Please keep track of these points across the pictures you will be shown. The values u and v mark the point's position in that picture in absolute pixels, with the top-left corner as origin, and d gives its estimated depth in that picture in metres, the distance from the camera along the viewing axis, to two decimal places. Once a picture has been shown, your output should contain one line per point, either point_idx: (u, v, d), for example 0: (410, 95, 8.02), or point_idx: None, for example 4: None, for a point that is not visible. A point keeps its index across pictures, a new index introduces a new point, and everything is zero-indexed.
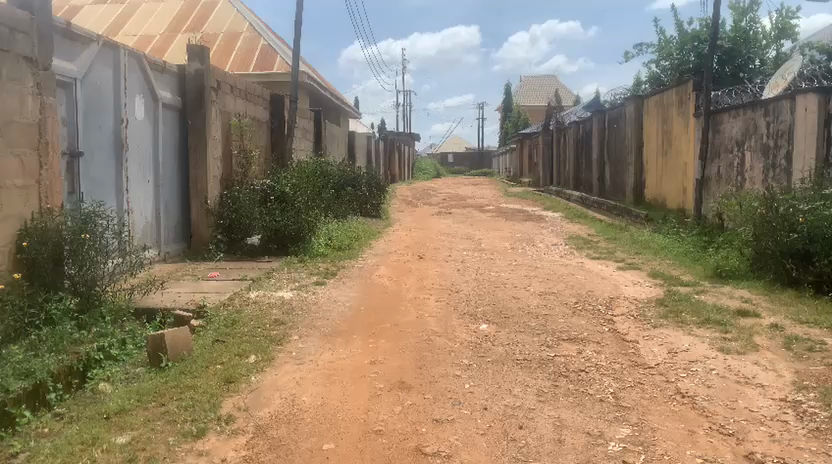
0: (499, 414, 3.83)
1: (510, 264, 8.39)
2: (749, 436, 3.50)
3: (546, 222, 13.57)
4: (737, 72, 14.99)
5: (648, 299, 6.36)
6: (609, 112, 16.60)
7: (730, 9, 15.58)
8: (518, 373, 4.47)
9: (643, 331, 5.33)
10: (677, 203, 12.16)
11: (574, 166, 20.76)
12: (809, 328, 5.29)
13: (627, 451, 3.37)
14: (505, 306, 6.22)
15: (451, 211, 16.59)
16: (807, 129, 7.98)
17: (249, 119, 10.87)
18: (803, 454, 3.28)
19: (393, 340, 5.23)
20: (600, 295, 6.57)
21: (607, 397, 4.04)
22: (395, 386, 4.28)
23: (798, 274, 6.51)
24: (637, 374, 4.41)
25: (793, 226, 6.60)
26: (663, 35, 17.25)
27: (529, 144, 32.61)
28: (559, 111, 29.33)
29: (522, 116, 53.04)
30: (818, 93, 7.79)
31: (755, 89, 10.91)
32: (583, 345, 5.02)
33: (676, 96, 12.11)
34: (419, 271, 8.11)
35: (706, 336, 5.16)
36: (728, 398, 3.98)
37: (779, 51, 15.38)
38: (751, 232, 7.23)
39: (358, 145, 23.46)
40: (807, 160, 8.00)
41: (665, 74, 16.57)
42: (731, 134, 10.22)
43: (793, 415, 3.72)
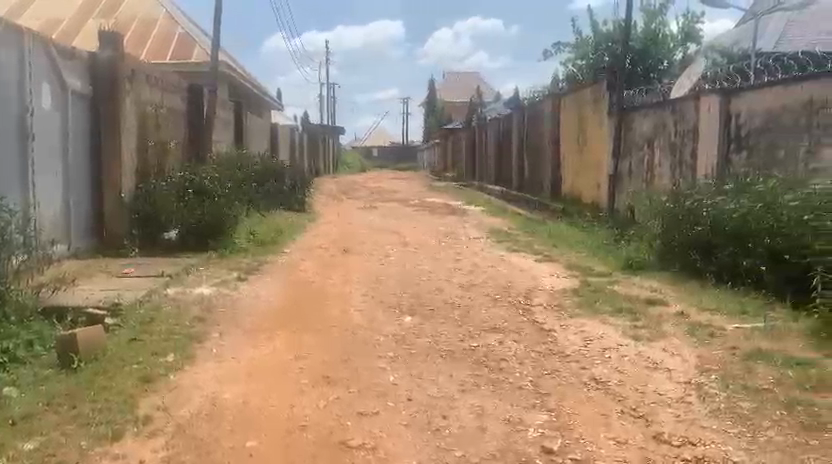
0: (423, 405, 3.90)
1: (434, 258, 8.50)
2: (658, 418, 3.71)
3: (468, 216, 13.81)
4: (648, 73, 15.71)
5: (564, 290, 6.61)
6: (528, 109, 17.06)
7: (642, 12, 16.27)
8: (441, 364, 4.57)
9: (560, 321, 5.54)
10: (591, 198, 12.67)
11: (495, 161, 21.21)
12: (711, 315, 5.65)
13: (545, 436, 3.50)
14: (429, 298, 6.31)
15: (376, 205, 16.61)
16: (710, 128, 8.50)
17: (166, 109, 10.47)
18: (705, 433, 3.51)
19: (316, 334, 5.23)
20: (520, 286, 6.77)
21: (526, 385, 4.19)
22: (320, 381, 4.27)
23: (701, 265, 6.92)
24: (554, 362, 4.59)
25: (697, 219, 7.00)
26: (579, 35, 17.83)
27: (452, 140, 33.03)
28: (481, 106, 29.84)
29: (445, 113, 53.72)
30: (718, 94, 8.32)
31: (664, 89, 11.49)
32: (503, 335, 5.17)
33: (591, 95, 12.58)
34: (344, 265, 8.10)
35: (618, 324, 5.43)
36: (638, 382, 4.21)
37: (686, 53, 16.25)
38: (660, 225, 7.63)
39: (281, 138, 23.08)
40: (710, 158, 8.53)
41: (582, 72, 17.14)
42: (641, 131, 10.73)
43: (697, 397, 3.97)
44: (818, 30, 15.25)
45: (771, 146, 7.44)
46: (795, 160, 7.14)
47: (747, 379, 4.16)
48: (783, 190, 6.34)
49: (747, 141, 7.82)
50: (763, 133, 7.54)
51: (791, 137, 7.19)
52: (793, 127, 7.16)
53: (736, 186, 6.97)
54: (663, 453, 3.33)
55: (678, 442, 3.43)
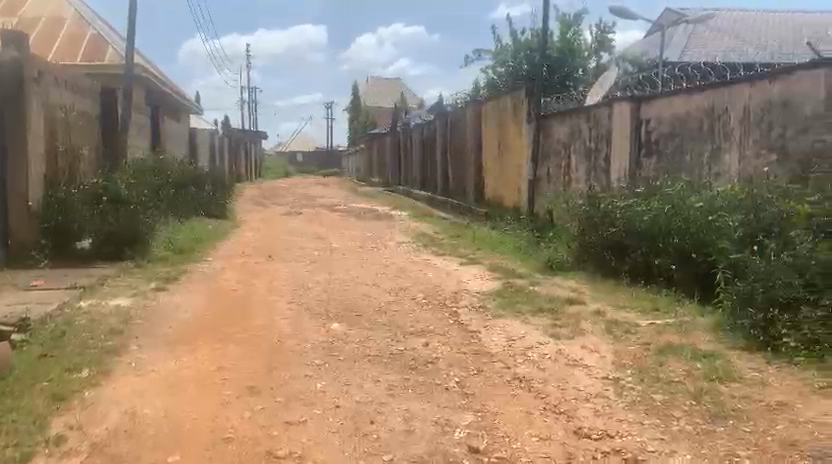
0: (351, 410, 3.91)
1: (360, 263, 8.49)
2: (578, 413, 3.86)
3: (394, 221, 13.87)
4: (564, 80, 16.26)
5: (488, 291, 6.77)
6: (451, 115, 17.32)
7: (558, 21, 16.83)
8: (369, 369, 4.58)
9: (484, 322, 5.66)
10: (512, 201, 12.99)
11: (420, 166, 21.39)
12: (626, 312, 5.93)
13: (472, 436, 3.57)
14: (356, 304, 6.30)
15: (301, 211, 16.40)
16: (623, 134, 8.92)
17: (76, 113, 9.99)
18: (623, 425, 3.67)
19: (241, 344, 5.12)
20: (446, 289, 6.87)
21: (453, 386, 4.26)
22: (245, 391, 4.19)
23: (617, 264, 7.26)
24: (480, 362, 4.69)
25: (612, 221, 7.32)
26: (499, 43, 18.25)
27: (376, 145, 33.01)
28: (405, 111, 30.01)
29: (368, 119, 53.73)
30: (630, 102, 8.75)
31: (578, 97, 11.93)
32: (429, 338, 5.24)
33: (510, 102, 12.91)
34: (268, 272, 7.96)
35: (539, 323, 5.61)
36: (559, 379, 4.36)
37: (599, 62, 16.93)
38: (577, 228, 7.93)
39: (201, 143, 22.45)
40: (623, 162, 8.95)
41: (501, 79, 17.54)
42: (558, 137, 11.11)
43: (614, 391, 4.15)
44: (718, 42, 16.25)
45: (679, 150, 7.87)
46: (700, 165, 7.55)
47: (660, 372, 4.39)
48: (690, 193, 6.72)
49: (657, 146, 8.26)
50: (671, 138, 7.98)
51: (695, 143, 7.59)
52: (697, 133, 7.56)
53: (648, 190, 7.33)
54: (584, 447, 3.45)
55: (597, 436, 3.56)
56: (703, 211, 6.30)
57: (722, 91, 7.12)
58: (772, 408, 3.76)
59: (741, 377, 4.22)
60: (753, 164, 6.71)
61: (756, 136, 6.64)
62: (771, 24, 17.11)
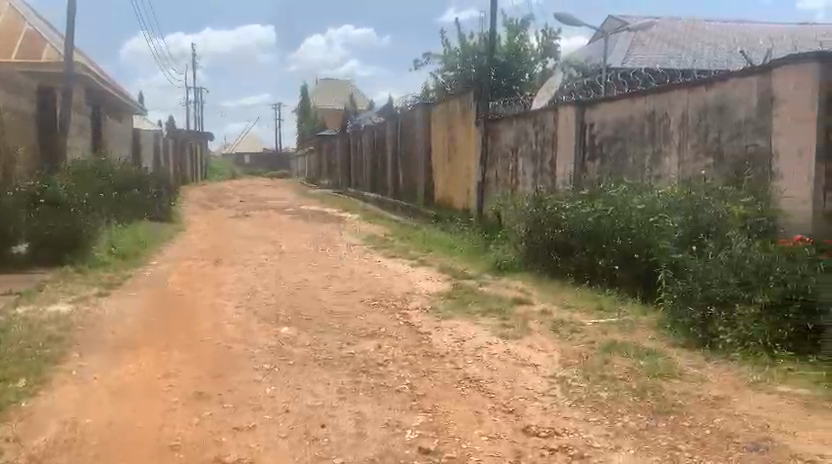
0: (302, 415, 3.88)
1: (310, 266, 8.42)
2: (526, 411, 3.93)
3: (344, 223, 13.82)
4: (511, 84, 16.52)
5: (438, 292, 6.82)
6: (400, 117, 17.39)
7: (505, 26, 17.09)
8: (320, 372, 4.55)
9: (434, 323, 5.71)
10: (462, 203, 13.11)
11: (370, 168, 21.37)
12: (572, 311, 6.07)
13: (422, 437, 3.60)
14: (306, 307, 6.26)
15: (250, 214, 16.17)
16: (568, 137, 9.13)
17: (11, 112, 9.60)
18: (569, 423, 3.76)
19: (187, 349, 5.02)
20: (396, 291, 6.89)
21: (404, 387, 4.28)
22: (192, 398, 4.11)
23: (563, 264, 7.42)
24: (430, 363, 4.73)
25: (557, 222, 7.48)
26: (448, 46, 18.42)
27: (326, 147, 32.83)
28: (355, 114, 29.92)
29: (318, 121, 53.35)
30: (575, 106, 8.97)
31: (525, 101, 12.16)
32: (380, 340, 5.25)
33: (459, 105, 13.05)
34: (215, 276, 7.81)
35: (489, 324, 5.69)
36: (507, 378, 4.43)
37: (545, 67, 17.24)
38: (524, 229, 8.07)
39: (144, 143, 21.87)
40: (568, 164, 9.16)
41: (450, 83, 17.71)
42: (505, 140, 11.29)
43: (561, 389, 4.25)
44: (658, 50, 16.79)
45: (621, 154, 8.11)
46: (641, 168, 7.79)
47: (604, 370, 4.51)
48: (632, 195, 6.92)
49: (600, 149, 8.49)
50: (614, 141, 8.22)
51: (637, 146, 7.83)
52: (638, 136, 7.80)
53: (592, 192, 7.53)
54: (532, 444, 3.52)
55: (545, 434, 3.64)
56: (645, 213, 6.50)
57: (662, 96, 7.37)
58: (710, 402, 3.91)
59: (681, 373, 4.37)
60: (692, 166, 6.96)
61: (694, 141, 6.90)
62: (707, 33, 17.77)
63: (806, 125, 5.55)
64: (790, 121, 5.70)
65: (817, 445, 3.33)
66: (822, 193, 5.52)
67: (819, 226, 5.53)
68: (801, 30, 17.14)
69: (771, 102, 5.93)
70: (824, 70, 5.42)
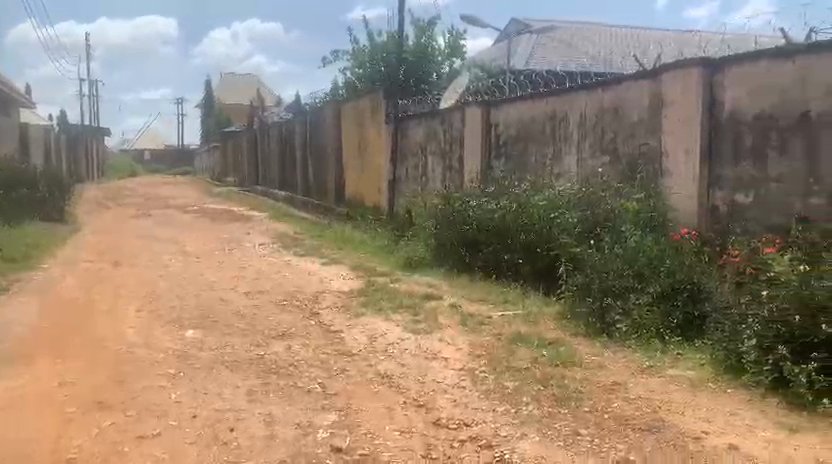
0: (210, 419, 3.79)
1: (217, 266, 8.19)
2: (437, 404, 4.02)
3: (252, 222, 13.54)
4: (419, 84, 16.76)
5: (349, 290, 6.83)
6: (309, 115, 17.21)
7: (413, 26, 17.24)
8: (229, 375, 4.46)
9: (346, 321, 5.71)
10: (373, 201, 13.12)
11: (278, 166, 20.97)
12: (479, 305, 6.25)
13: (334, 435, 3.60)
14: (213, 309, 6.10)
15: (151, 213, 15.48)
16: (474, 136, 9.37)
17: None
18: (478, 414, 3.87)
19: (86, 356, 4.78)
20: (307, 290, 6.83)
21: (315, 387, 4.26)
22: (91, 407, 3.92)
23: (470, 260, 7.61)
24: (341, 361, 4.73)
25: (465, 219, 7.67)
26: (356, 44, 18.40)
27: (232, 144, 31.94)
28: (262, 110, 29.24)
29: (222, 117, 51.81)
30: (481, 107, 9.22)
31: (433, 101, 12.32)
32: (291, 340, 5.20)
33: (369, 103, 13.07)
34: (114, 279, 7.45)
35: (400, 320, 5.76)
36: (419, 373, 4.50)
37: (452, 67, 17.33)
38: (434, 226, 8.23)
39: (33, 139, 20.47)
40: (475, 163, 9.40)
41: (359, 81, 17.72)
42: (414, 138, 11.43)
43: (470, 381, 4.37)
44: (557, 53, 17.40)
45: (524, 153, 8.41)
46: (543, 167, 8.09)
47: (510, 360, 4.67)
48: (534, 193, 7.18)
49: (505, 149, 8.77)
50: (517, 141, 8.51)
51: (538, 146, 8.14)
52: (540, 136, 8.11)
53: (497, 190, 7.74)
54: (442, 437, 3.60)
55: (455, 425, 3.73)
56: (548, 209, 6.76)
57: (562, 98, 7.70)
58: (607, 387, 4.15)
59: (581, 361, 4.60)
60: (590, 164, 7.32)
61: (591, 140, 7.26)
62: (603, 37, 18.60)
63: (692, 125, 5.93)
64: (678, 122, 6.08)
65: (701, 423, 3.59)
66: (706, 188, 5.87)
67: (704, 220, 5.88)
68: (686, 37, 18.24)
69: (661, 104, 6.32)
70: (706, 74, 5.80)
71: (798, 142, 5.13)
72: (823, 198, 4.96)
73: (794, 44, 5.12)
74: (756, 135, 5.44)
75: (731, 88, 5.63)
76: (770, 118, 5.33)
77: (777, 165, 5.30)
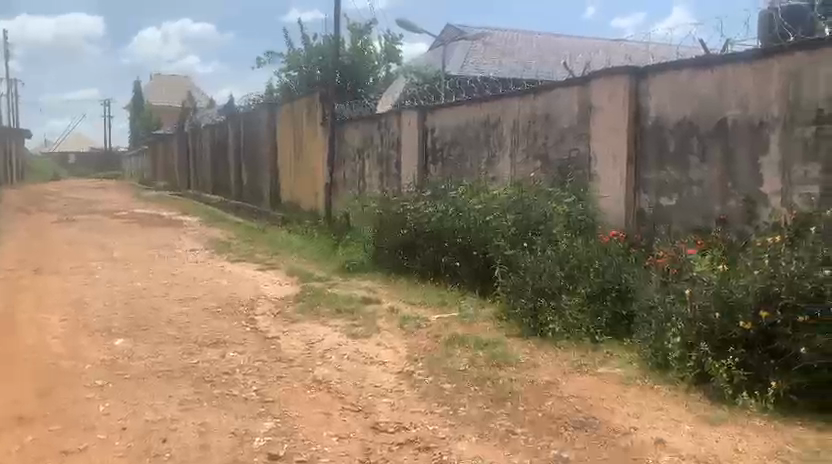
0: (140, 431, 3.67)
1: (146, 273, 7.93)
2: (375, 409, 4.02)
3: (184, 227, 13.19)
4: (355, 88, 16.76)
5: (286, 296, 6.75)
6: (243, 117, 16.92)
7: (349, 29, 17.24)
8: (161, 385, 4.34)
9: (283, 327, 5.65)
10: (309, 205, 13.01)
11: (211, 169, 20.50)
12: (417, 307, 6.31)
13: (271, 443, 3.56)
14: (143, 317, 5.91)
15: (75, 218, 14.84)
16: (411, 140, 9.45)
17: None
18: (416, 416, 3.90)
19: (5, 369, 4.54)
20: (242, 296, 6.71)
21: (251, 395, 4.20)
22: (11, 423, 3.73)
23: (408, 263, 7.67)
24: (278, 368, 4.67)
25: (403, 223, 7.72)
26: (291, 47, 18.23)
27: (162, 147, 31.01)
28: (194, 112, 28.52)
29: (152, 119, 50.22)
30: (417, 111, 9.31)
31: (370, 104, 12.34)
32: (226, 347, 5.10)
33: (305, 106, 12.96)
34: (36, 287, 7.11)
35: (338, 325, 5.73)
36: (356, 378, 4.50)
37: (388, 71, 17.51)
38: (373, 231, 8.25)
39: None
40: (412, 167, 9.47)
41: (295, 84, 17.56)
42: (351, 142, 11.41)
43: (408, 384, 4.40)
44: (491, 60, 17.72)
45: (460, 157, 8.52)
46: (478, 171, 8.22)
47: (448, 362, 4.73)
48: (470, 197, 7.27)
49: (441, 153, 8.87)
50: (453, 145, 8.62)
51: (473, 150, 8.27)
52: (474, 141, 8.25)
53: (434, 193, 7.80)
54: (380, 441, 3.60)
55: (393, 429, 3.74)
56: (482, 212, 6.86)
57: (496, 104, 7.85)
58: (541, 386, 4.25)
59: (516, 361, 4.71)
60: (522, 169, 7.49)
61: (524, 145, 7.43)
62: (534, 44, 19.04)
63: (619, 131, 6.17)
64: (607, 128, 6.31)
65: (630, 419, 3.73)
66: (632, 192, 6.12)
67: (631, 222, 6.14)
68: (613, 46, 18.90)
69: (590, 111, 6.54)
70: (632, 81, 6.05)
71: (716, 148, 5.39)
72: (739, 202, 5.23)
73: (711, 55, 5.38)
74: (679, 141, 5.71)
75: (655, 96, 5.89)
76: (692, 126, 5.59)
77: (697, 170, 5.56)
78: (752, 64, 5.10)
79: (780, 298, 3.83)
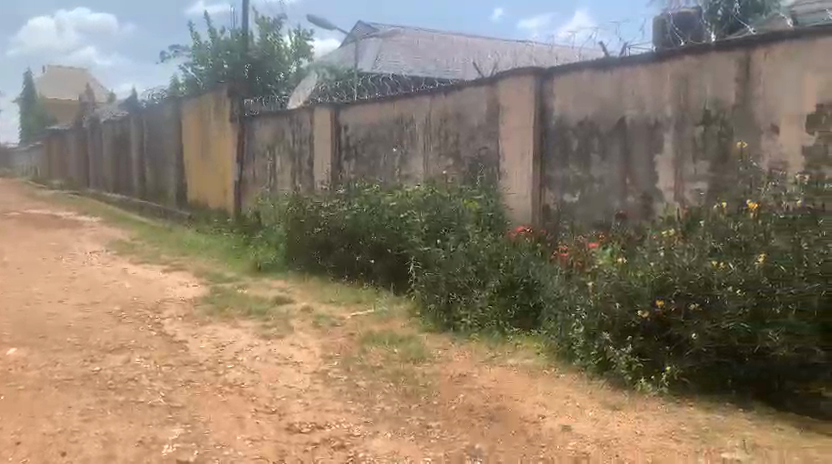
0: (37, 445, 3.47)
1: (42, 277, 7.47)
2: (289, 410, 3.97)
3: (83, 228, 12.51)
4: (266, 83, 16.43)
5: (195, 298, 6.55)
6: (146, 112, 16.22)
7: (258, 23, 16.87)
8: (60, 395, 4.11)
9: (191, 330, 5.48)
10: (218, 204, 12.64)
11: (112, 167, 19.53)
12: (331, 306, 6.28)
13: (181, 450, 3.45)
14: (39, 324, 5.57)
15: None
16: (323, 136, 9.38)
17: None
18: (331, 415, 3.89)
19: None
20: (148, 299, 6.45)
21: (159, 401, 4.05)
22: None
23: (322, 262, 7.63)
24: (187, 372, 4.54)
25: (316, 220, 7.66)
26: (197, 40, 17.65)
27: (57, 143, 29.25)
28: (92, 106, 27.07)
29: (45, 113, 47.24)
30: (329, 108, 9.24)
31: (281, 100, 12.15)
32: (130, 353, 4.89)
33: (213, 102, 12.59)
34: None
35: (249, 326, 5.62)
36: (269, 379, 4.43)
37: (299, 67, 17.28)
38: (285, 229, 8.13)
39: None
40: (324, 164, 9.40)
41: (202, 78, 17.03)
42: (262, 139, 11.18)
43: (322, 383, 4.38)
44: (403, 58, 17.83)
45: (373, 155, 8.54)
46: (391, 169, 8.26)
47: (362, 360, 4.74)
48: (383, 195, 7.30)
49: (354, 150, 8.86)
50: (366, 143, 8.63)
51: (386, 148, 8.31)
52: (387, 138, 8.29)
53: (348, 191, 7.78)
54: (295, 441, 3.57)
55: (308, 429, 3.71)
56: (396, 209, 6.90)
57: (408, 103, 7.92)
58: (454, 379, 4.34)
59: (430, 356, 4.79)
60: (435, 166, 7.60)
61: (436, 143, 7.54)
62: (444, 44, 19.32)
63: (526, 129, 6.38)
64: (515, 127, 6.51)
65: (538, 408, 3.88)
66: (538, 189, 6.34)
67: (538, 218, 6.36)
68: (519, 46, 19.45)
69: (498, 110, 6.72)
70: (538, 82, 6.27)
71: (616, 147, 5.67)
72: (637, 198, 5.53)
73: (610, 57, 5.65)
74: (581, 140, 5.96)
75: (559, 97, 6.12)
76: (593, 125, 5.85)
77: (598, 168, 5.83)
78: (647, 67, 5.40)
79: (674, 288, 4.06)
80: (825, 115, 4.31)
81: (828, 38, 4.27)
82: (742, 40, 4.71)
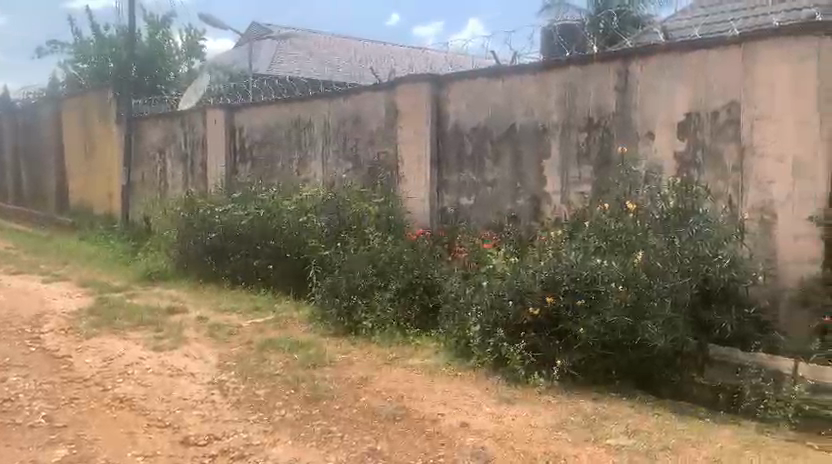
0: None
1: None
2: (184, 423, 3.84)
3: None
4: (155, 83, 15.70)
5: (79, 309, 6.18)
6: (21, 110, 15.08)
7: (146, 21, 16.09)
8: None
9: (75, 344, 5.16)
10: (104, 209, 11.98)
11: None
12: (229, 314, 6.10)
13: None
14: None
15: None
16: (217, 138, 9.11)
17: None
18: (229, 426, 3.80)
19: None
20: (25, 313, 6.01)
21: (40, 421, 3.80)
22: None
23: (217, 268, 7.40)
24: (71, 389, 4.27)
25: (211, 226, 7.42)
26: (78, 35, 16.58)
27: None
28: None
29: None
30: (224, 109, 8.99)
31: (171, 101, 11.66)
32: (6, 371, 4.55)
33: (97, 100, 11.90)
34: None
35: (139, 338, 5.37)
36: (163, 392, 4.26)
37: (191, 67, 16.67)
38: (177, 235, 7.82)
39: None
40: (218, 167, 9.12)
41: (83, 76, 16.03)
42: (151, 141, 10.70)
43: (219, 394, 4.26)
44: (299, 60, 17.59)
45: (270, 158, 8.39)
46: (289, 173, 8.15)
47: (262, 368, 4.66)
48: (281, 198, 7.18)
49: (250, 153, 8.66)
50: (263, 146, 8.46)
51: (284, 151, 8.19)
52: (284, 141, 8.17)
53: (243, 195, 7.58)
54: (191, 456, 3.47)
55: (205, 441, 3.61)
56: (294, 214, 6.82)
57: (305, 106, 7.85)
58: (355, 383, 4.35)
59: (331, 360, 4.77)
60: (333, 170, 7.57)
61: (335, 147, 7.51)
62: (341, 48, 19.24)
63: (422, 134, 6.50)
64: (412, 132, 6.61)
65: (438, 406, 3.97)
66: (435, 192, 6.47)
67: (435, 220, 6.49)
68: (415, 51, 19.68)
69: (396, 114, 6.81)
70: (434, 89, 6.41)
71: (508, 151, 5.89)
72: (527, 200, 5.77)
73: (502, 65, 5.86)
74: (475, 144, 6.15)
75: (455, 102, 6.28)
76: (486, 129, 6.05)
77: (492, 172, 6.03)
78: (536, 75, 5.64)
79: (562, 285, 4.27)
80: (693, 123, 4.69)
81: (695, 53, 4.65)
82: (621, 52, 5.04)
